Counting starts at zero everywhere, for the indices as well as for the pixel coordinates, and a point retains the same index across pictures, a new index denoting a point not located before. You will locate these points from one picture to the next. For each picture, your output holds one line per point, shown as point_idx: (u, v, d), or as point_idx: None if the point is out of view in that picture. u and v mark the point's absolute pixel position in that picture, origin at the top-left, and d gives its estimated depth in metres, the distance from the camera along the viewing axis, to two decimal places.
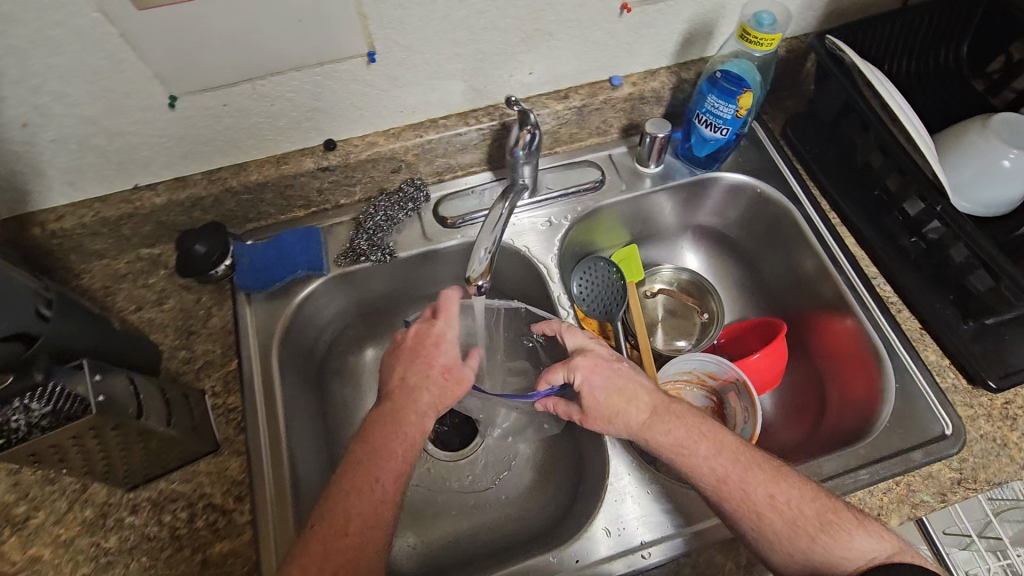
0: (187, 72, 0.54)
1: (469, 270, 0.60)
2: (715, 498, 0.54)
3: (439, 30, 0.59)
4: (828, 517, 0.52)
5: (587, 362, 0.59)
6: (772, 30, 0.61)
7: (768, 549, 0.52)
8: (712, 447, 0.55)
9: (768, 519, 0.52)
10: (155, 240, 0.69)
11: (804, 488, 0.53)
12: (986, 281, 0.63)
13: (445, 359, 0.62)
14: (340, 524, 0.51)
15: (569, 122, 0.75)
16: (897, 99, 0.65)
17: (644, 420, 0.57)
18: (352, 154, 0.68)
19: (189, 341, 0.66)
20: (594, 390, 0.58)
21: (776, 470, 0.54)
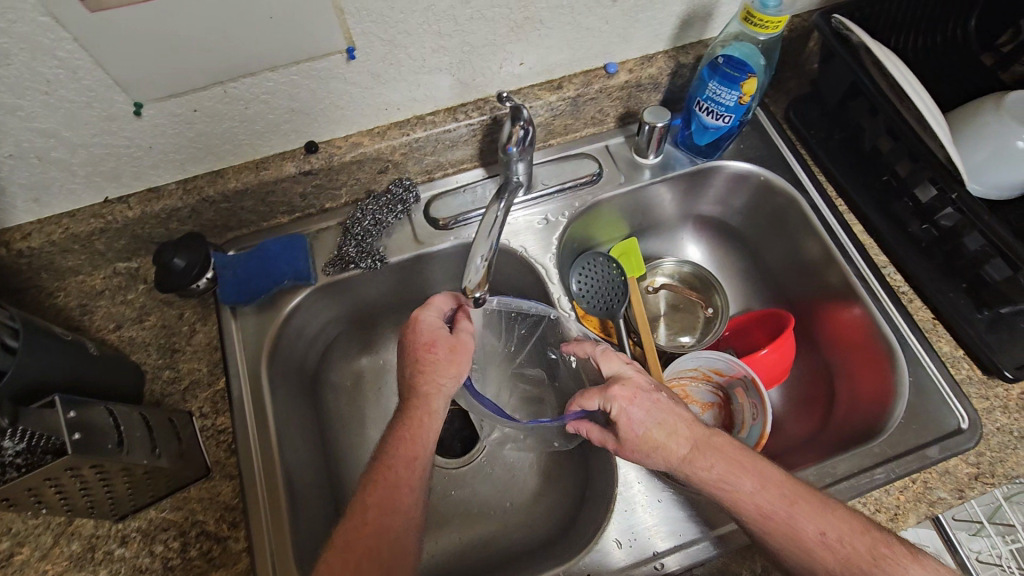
0: (150, 77, 0.50)
1: (465, 281, 0.57)
2: (754, 529, 0.52)
3: (422, 22, 0.55)
4: (879, 551, 0.50)
5: (626, 392, 0.56)
6: (777, 11, 0.57)
7: (791, 559, 0.51)
8: (756, 482, 0.52)
9: (817, 555, 0.50)
10: (132, 253, 0.66)
11: (853, 521, 0.51)
12: (1001, 271, 0.60)
13: (434, 341, 0.57)
14: (372, 548, 0.47)
15: (564, 113, 0.71)
16: (908, 77, 0.61)
17: (684, 455, 0.54)
18: (335, 156, 0.64)
19: (173, 360, 0.63)
20: (632, 421, 0.55)
21: (821, 503, 0.52)
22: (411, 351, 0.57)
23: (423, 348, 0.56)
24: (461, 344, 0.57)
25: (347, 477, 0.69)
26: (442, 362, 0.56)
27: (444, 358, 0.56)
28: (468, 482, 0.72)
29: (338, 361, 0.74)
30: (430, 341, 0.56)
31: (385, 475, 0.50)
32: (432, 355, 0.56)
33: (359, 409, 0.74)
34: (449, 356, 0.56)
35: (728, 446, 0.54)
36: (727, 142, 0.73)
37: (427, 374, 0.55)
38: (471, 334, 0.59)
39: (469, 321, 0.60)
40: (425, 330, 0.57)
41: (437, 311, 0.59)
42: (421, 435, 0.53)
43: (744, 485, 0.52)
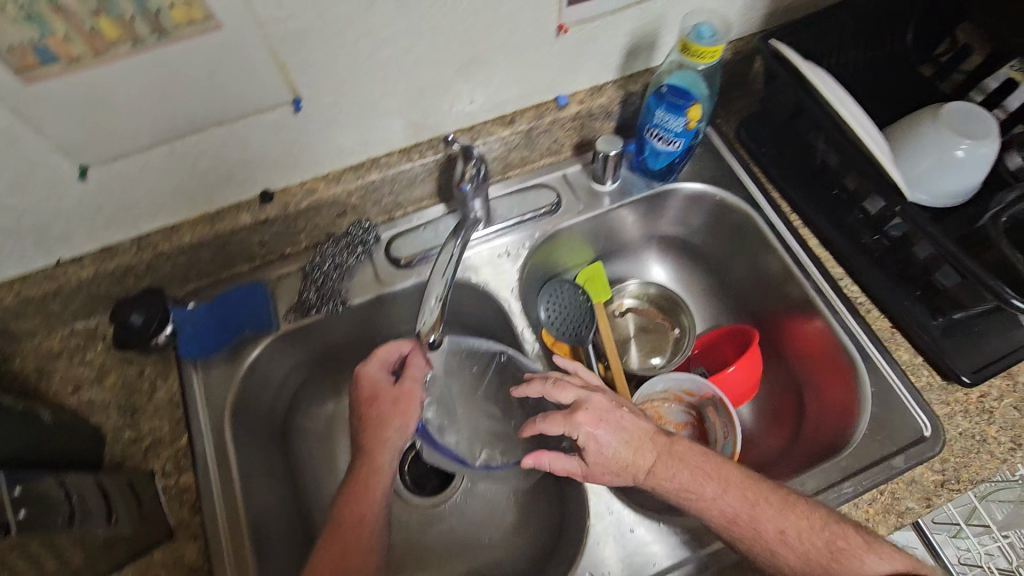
0: (92, 141, 0.50)
1: (419, 324, 0.58)
2: (723, 533, 0.53)
3: (366, 71, 0.56)
4: (838, 547, 0.50)
5: (589, 417, 0.57)
6: (713, 42, 0.60)
7: (760, 558, 0.52)
8: (718, 487, 0.54)
9: (781, 554, 0.51)
10: (89, 312, 0.65)
11: (816, 518, 0.52)
12: (952, 277, 0.62)
13: (379, 395, 0.58)
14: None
15: (518, 146, 0.72)
16: (843, 98, 0.64)
17: (648, 468, 0.56)
18: (291, 203, 0.64)
19: (134, 420, 0.62)
20: (599, 444, 0.56)
21: (784, 501, 0.52)
22: (360, 407, 0.58)
23: (366, 403, 0.58)
24: (406, 394, 0.58)
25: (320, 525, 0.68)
26: (389, 414, 0.57)
27: (389, 410, 0.57)
28: (446, 521, 0.71)
29: (307, 406, 0.73)
30: (376, 394, 0.58)
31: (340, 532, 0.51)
32: (377, 409, 0.57)
33: (331, 453, 0.72)
34: (393, 407, 0.58)
35: (689, 451, 0.56)
36: (677, 167, 0.75)
37: (375, 429, 0.56)
38: (418, 380, 0.59)
39: (417, 364, 0.59)
40: (372, 384, 0.58)
41: (383, 363, 0.59)
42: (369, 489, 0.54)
43: (703, 490, 0.54)
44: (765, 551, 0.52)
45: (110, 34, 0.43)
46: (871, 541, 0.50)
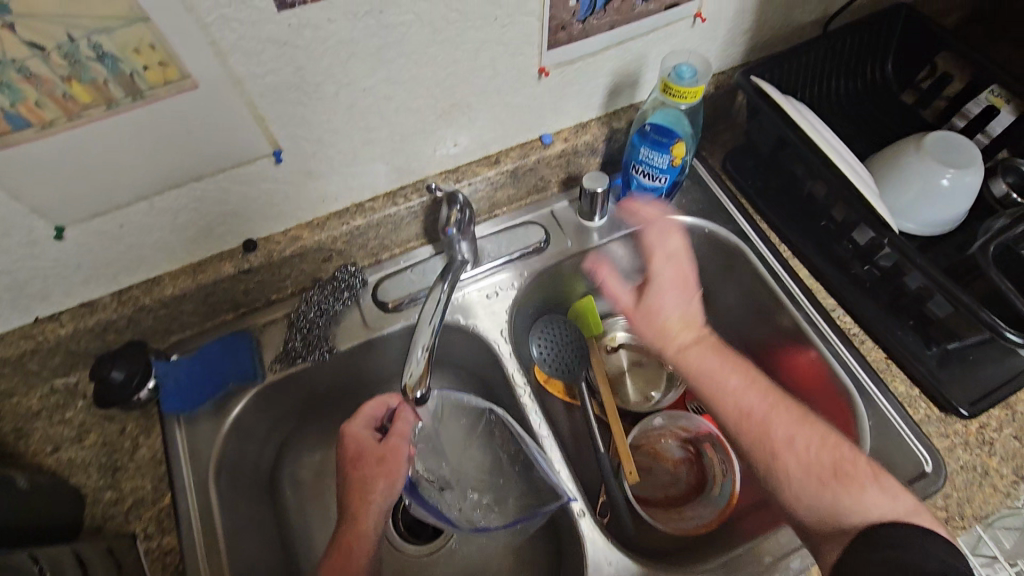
0: (68, 201, 0.49)
1: (407, 375, 0.56)
2: (736, 429, 0.63)
3: (348, 120, 0.55)
4: (842, 469, 0.57)
5: (667, 282, 0.71)
6: (693, 82, 0.60)
7: (771, 470, 0.59)
8: (744, 384, 0.64)
9: (787, 459, 0.59)
10: (69, 368, 0.63)
11: (839, 445, 0.59)
12: (944, 306, 0.62)
13: (365, 453, 0.57)
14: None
15: (504, 186, 0.72)
16: (825, 136, 0.66)
17: (686, 344, 0.68)
18: (274, 251, 0.63)
19: (115, 479, 0.60)
20: (661, 306, 0.70)
21: (815, 427, 0.60)
22: (344, 466, 0.57)
23: (352, 463, 0.56)
24: (392, 453, 0.57)
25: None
26: (372, 474, 0.56)
27: (373, 470, 0.56)
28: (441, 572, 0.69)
29: (296, 456, 0.71)
30: (362, 451, 0.57)
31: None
32: (362, 471, 0.56)
33: (321, 503, 0.70)
34: (378, 467, 0.57)
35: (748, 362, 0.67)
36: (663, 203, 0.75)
37: (358, 490, 0.55)
38: (403, 436, 0.58)
39: (402, 419, 0.58)
40: (356, 445, 0.57)
41: (368, 420, 0.58)
42: (352, 557, 0.52)
43: (744, 386, 0.64)
44: (773, 457, 0.60)
45: (83, 98, 0.42)
46: (879, 478, 0.56)
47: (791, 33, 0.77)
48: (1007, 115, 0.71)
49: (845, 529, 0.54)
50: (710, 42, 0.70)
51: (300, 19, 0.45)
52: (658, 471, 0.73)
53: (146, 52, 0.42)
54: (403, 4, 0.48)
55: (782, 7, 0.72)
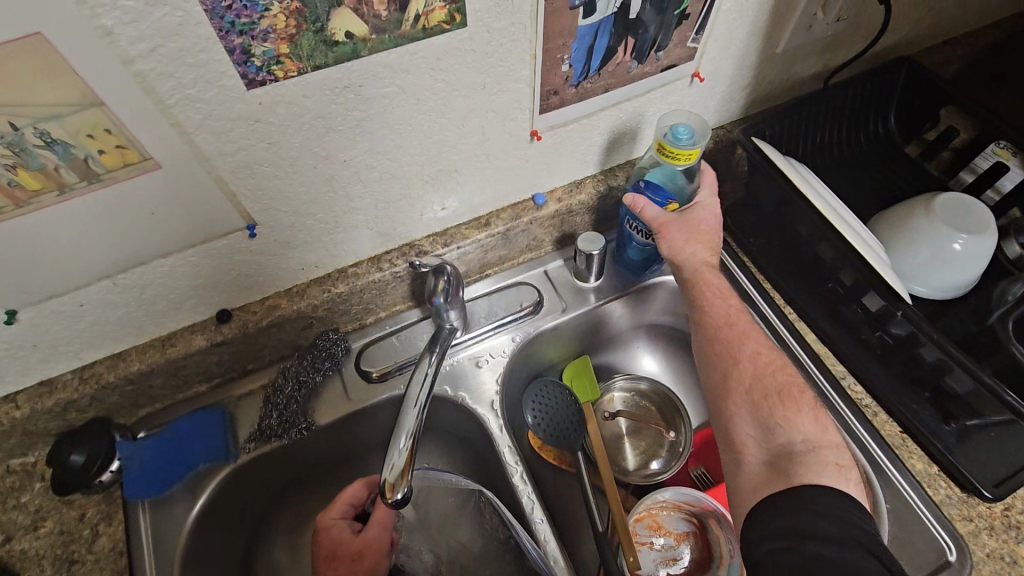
0: (20, 284, 0.45)
1: (386, 470, 0.51)
2: (710, 334, 0.60)
3: (327, 190, 0.52)
4: (788, 393, 0.56)
5: (709, 210, 0.64)
6: (691, 144, 0.58)
7: (728, 377, 0.58)
8: (737, 306, 0.62)
9: (745, 368, 0.58)
10: (27, 448, 0.59)
11: (799, 380, 0.58)
12: (964, 384, 0.57)
13: (340, 547, 0.52)
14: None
15: (496, 246, 0.69)
16: (827, 200, 0.64)
17: (705, 263, 0.62)
18: (250, 322, 0.60)
19: (69, 574, 0.55)
20: (704, 219, 0.63)
21: (783, 367, 0.59)
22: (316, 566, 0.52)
23: (328, 560, 0.51)
24: (370, 545, 0.53)
25: None
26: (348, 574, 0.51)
27: (347, 566, 0.51)
28: None
29: (272, 538, 0.66)
30: (341, 542, 0.52)
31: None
32: (336, 568, 0.51)
33: None
34: (355, 565, 0.52)
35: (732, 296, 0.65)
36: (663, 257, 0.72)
37: None
38: (385, 527, 0.53)
39: (382, 509, 0.53)
40: (332, 538, 0.52)
41: (345, 508, 0.54)
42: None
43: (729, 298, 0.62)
44: (734, 369, 0.58)
45: (32, 184, 0.39)
46: (819, 417, 0.55)
47: (791, 88, 0.74)
48: (1017, 173, 0.67)
49: (765, 450, 0.54)
50: (708, 99, 0.68)
51: (272, 96, 0.42)
52: (658, 545, 0.68)
53: (101, 136, 0.38)
54: (385, 77, 0.45)
55: (782, 64, 0.69)
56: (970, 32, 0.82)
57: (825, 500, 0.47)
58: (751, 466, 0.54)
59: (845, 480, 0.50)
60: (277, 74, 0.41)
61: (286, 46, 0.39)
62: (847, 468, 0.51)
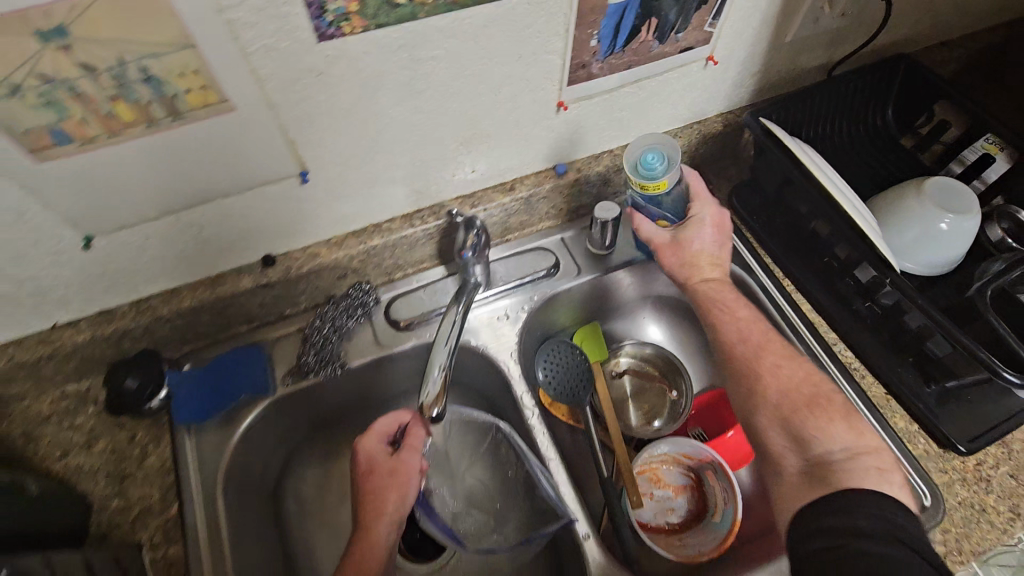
0: (98, 211, 0.50)
1: (423, 395, 0.58)
2: (728, 353, 0.65)
3: (373, 145, 0.57)
4: (816, 402, 0.60)
5: (714, 219, 0.69)
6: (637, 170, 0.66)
7: (752, 395, 0.62)
8: (751, 313, 0.66)
9: (765, 383, 0.62)
10: (82, 374, 0.64)
11: (828, 385, 0.62)
12: (944, 347, 0.63)
13: (377, 465, 0.58)
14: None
15: (518, 211, 0.74)
16: (832, 181, 0.68)
17: (715, 279, 0.69)
18: (293, 267, 0.65)
19: (123, 486, 0.60)
20: (703, 238, 0.69)
21: (812, 372, 0.62)
22: (356, 481, 0.58)
23: (366, 477, 0.57)
24: (403, 465, 0.58)
25: None
26: (385, 486, 0.57)
27: (384, 480, 0.57)
28: None
29: (298, 470, 0.72)
30: (378, 462, 0.58)
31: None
32: (375, 481, 0.57)
33: (325, 519, 0.70)
34: (390, 479, 0.57)
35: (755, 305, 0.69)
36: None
37: (374, 501, 0.56)
38: (418, 450, 0.59)
39: (418, 432, 0.59)
40: (369, 455, 0.58)
41: (380, 435, 0.59)
42: (366, 565, 0.51)
43: (749, 314, 0.66)
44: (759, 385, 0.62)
45: (126, 117, 0.44)
46: (851, 424, 0.58)
47: (797, 77, 0.80)
48: (1002, 164, 0.73)
49: (801, 459, 0.58)
50: (720, 83, 0.73)
51: (336, 51, 0.47)
52: (659, 495, 0.75)
53: (189, 77, 0.44)
54: (435, 41, 0.51)
55: (791, 53, 0.75)
56: (967, 34, 0.87)
57: (868, 504, 0.50)
58: (791, 474, 0.58)
59: (887, 483, 0.53)
60: (344, 30, 0.46)
61: (355, 5, 0.45)
62: (889, 472, 0.54)
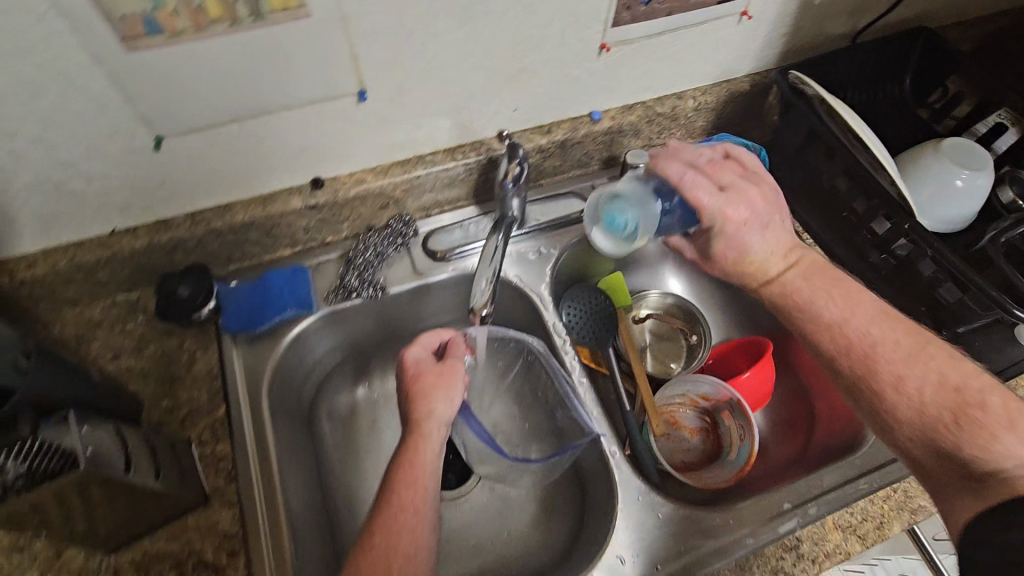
0: (173, 111, 0.53)
1: (471, 301, 0.63)
2: (834, 353, 0.61)
3: (427, 70, 0.60)
4: (964, 413, 0.53)
5: (744, 216, 0.65)
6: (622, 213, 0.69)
7: (884, 408, 0.57)
8: (848, 310, 0.62)
9: (890, 397, 0.57)
10: (133, 284, 0.66)
11: (973, 377, 0.55)
12: (954, 293, 0.66)
13: (424, 369, 0.62)
14: (384, 567, 0.48)
15: (553, 155, 0.77)
16: (869, 129, 0.69)
17: (777, 275, 0.67)
18: (340, 191, 0.67)
19: (172, 388, 0.63)
20: (747, 240, 0.66)
21: (948, 366, 0.56)
22: (404, 385, 0.62)
23: (414, 379, 0.61)
24: (449, 370, 0.62)
25: (338, 506, 0.70)
26: (432, 386, 0.60)
27: (432, 383, 0.61)
28: (470, 511, 0.74)
29: (335, 390, 0.77)
30: (425, 367, 0.62)
31: (394, 518, 0.51)
32: (421, 384, 0.60)
33: (356, 438, 0.77)
34: (437, 380, 0.61)
35: (833, 276, 0.65)
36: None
37: (422, 399, 0.59)
38: (459, 359, 0.63)
39: (460, 346, 0.65)
40: (416, 362, 0.63)
41: (424, 345, 0.64)
42: (418, 456, 0.55)
43: (855, 307, 0.62)
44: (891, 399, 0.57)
45: (214, 13, 0.47)
46: (1016, 423, 0.51)
47: (822, 43, 0.83)
48: (1012, 134, 0.77)
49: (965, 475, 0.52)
50: (751, 40, 0.76)
51: None
52: (678, 437, 0.77)
53: None
54: None
55: (819, 17, 0.78)
56: (983, 15, 0.91)
57: None
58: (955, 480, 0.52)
59: None
60: None
61: None
62: None
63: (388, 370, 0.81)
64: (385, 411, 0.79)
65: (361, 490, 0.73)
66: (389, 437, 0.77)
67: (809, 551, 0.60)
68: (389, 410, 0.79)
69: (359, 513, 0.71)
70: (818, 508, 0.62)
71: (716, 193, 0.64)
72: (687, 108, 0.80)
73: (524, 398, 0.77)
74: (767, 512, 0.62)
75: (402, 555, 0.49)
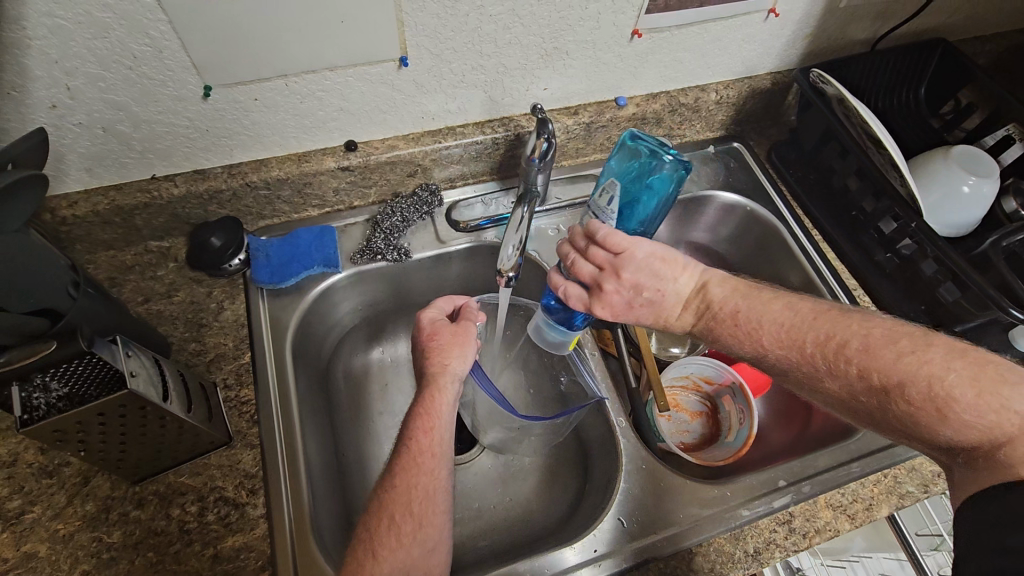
0: (225, 62, 0.55)
1: (499, 265, 0.65)
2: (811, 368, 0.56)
3: (468, 41, 0.62)
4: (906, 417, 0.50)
5: (621, 299, 0.60)
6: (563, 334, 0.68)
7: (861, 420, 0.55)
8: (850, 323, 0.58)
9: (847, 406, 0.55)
10: (166, 233, 0.69)
11: (895, 363, 0.51)
12: (953, 293, 0.69)
13: (440, 327, 0.65)
14: (406, 501, 0.53)
15: (577, 136, 0.79)
16: (886, 133, 0.71)
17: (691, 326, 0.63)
18: (373, 155, 0.70)
19: (200, 333, 0.65)
20: (640, 315, 0.62)
21: (870, 360, 0.52)
22: (421, 342, 0.65)
23: (430, 337, 0.64)
24: (463, 330, 0.65)
25: (350, 460, 0.72)
26: (447, 344, 0.63)
27: (447, 342, 0.64)
28: (476, 475, 0.76)
29: (351, 351, 0.79)
30: (441, 326, 0.65)
31: (413, 460, 0.55)
32: (437, 342, 0.64)
33: (371, 398, 0.79)
34: (452, 338, 0.64)
35: (732, 310, 0.59)
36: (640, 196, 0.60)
37: (436, 355, 0.62)
38: (474, 321, 0.67)
39: (471, 311, 0.68)
40: (432, 321, 0.66)
41: (440, 309, 0.68)
42: (435, 407, 0.59)
43: (763, 339, 0.58)
44: (868, 420, 0.54)
45: None
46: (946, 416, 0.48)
47: (843, 47, 0.86)
48: (1018, 149, 0.79)
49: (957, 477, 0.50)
50: (776, 39, 0.79)
51: None
52: (678, 418, 0.80)
53: None
54: None
55: (843, 21, 0.80)
56: (1002, 32, 0.93)
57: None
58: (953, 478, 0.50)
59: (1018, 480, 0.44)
60: None
61: None
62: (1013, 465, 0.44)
63: (404, 335, 0.83)
64: (396, 375, 0.82)
65: (371, 448, 0.75)
66: (398, 400, 0.80)
67: (802, 526, 0.63)
68: (399, 375, 0.82)
69: (368, 468, 0.73)
70: (811, 487, 0.65)
71: (580, 295, 0.61)
72: (709, 101, 0.83)
73: (530, 366, 0.77)
74: (764, 486, 0.64)
75: (423, 494, 0.54)
